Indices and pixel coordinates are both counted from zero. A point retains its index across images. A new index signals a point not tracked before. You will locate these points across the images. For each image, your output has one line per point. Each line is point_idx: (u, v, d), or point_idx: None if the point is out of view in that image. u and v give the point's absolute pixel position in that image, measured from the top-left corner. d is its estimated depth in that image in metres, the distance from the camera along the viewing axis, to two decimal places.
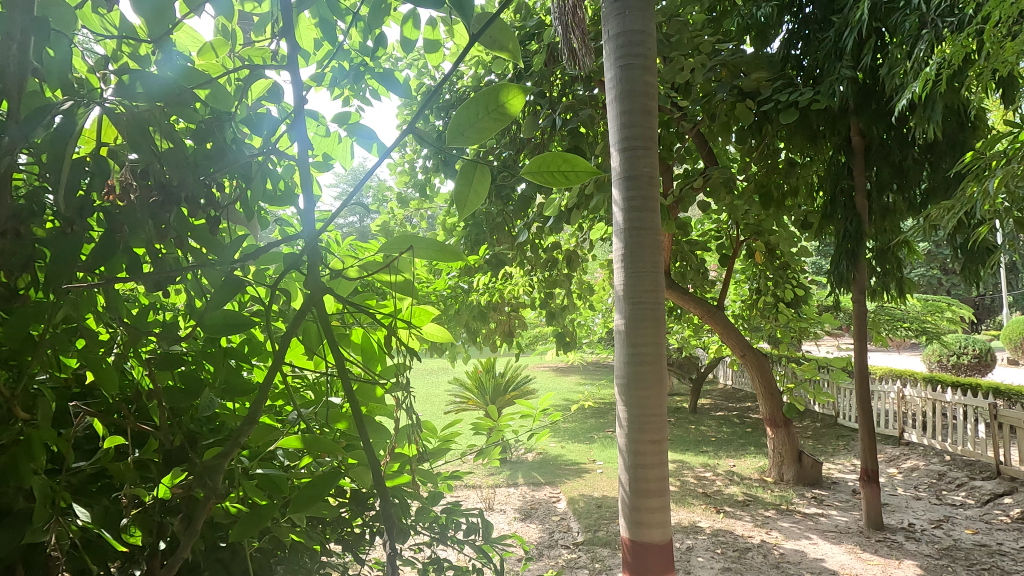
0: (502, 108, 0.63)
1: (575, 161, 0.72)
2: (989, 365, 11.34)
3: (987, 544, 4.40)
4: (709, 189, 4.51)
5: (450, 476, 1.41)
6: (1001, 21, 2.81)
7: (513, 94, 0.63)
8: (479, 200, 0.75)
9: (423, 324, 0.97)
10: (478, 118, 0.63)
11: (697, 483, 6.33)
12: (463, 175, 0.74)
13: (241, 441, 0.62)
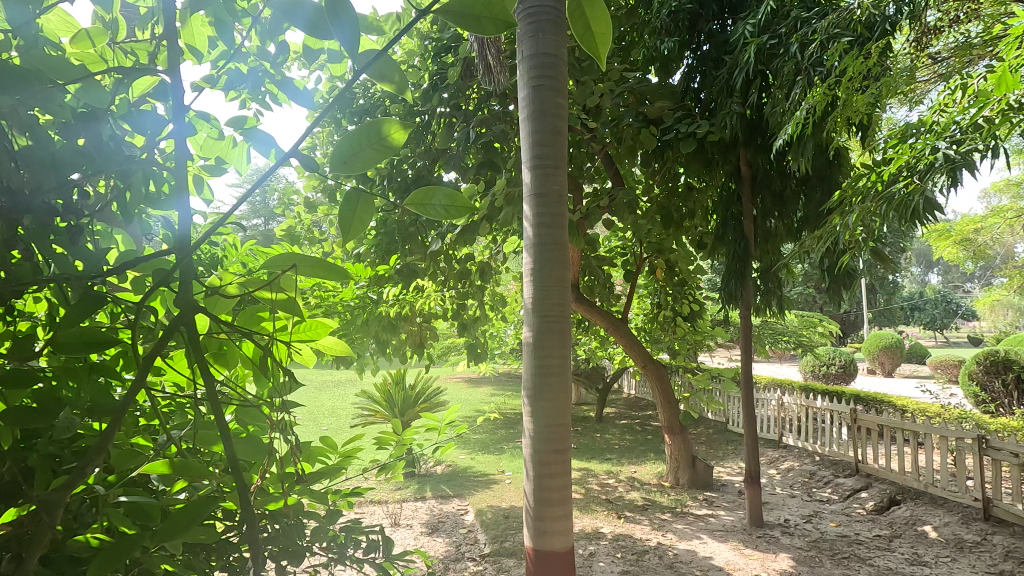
0: (387, 141, 0.61)
1: (461, 200, 0.77)
2: (852, 375, 12.74)
3: (848, 535, 4.94)
4: (614, 209, 4.76)
5: (351, 492, 1.36)
6: (854, 75, 3.30)
7: (396, 129, 0.61)
8: (367, 229, 0.68)
9: (320, 338, 0.97)
10: (360, 149, 0.60)
11: (600, 490, 6.57)
12: (348, 201, 0.66)
13: (89, 471, 0.58)
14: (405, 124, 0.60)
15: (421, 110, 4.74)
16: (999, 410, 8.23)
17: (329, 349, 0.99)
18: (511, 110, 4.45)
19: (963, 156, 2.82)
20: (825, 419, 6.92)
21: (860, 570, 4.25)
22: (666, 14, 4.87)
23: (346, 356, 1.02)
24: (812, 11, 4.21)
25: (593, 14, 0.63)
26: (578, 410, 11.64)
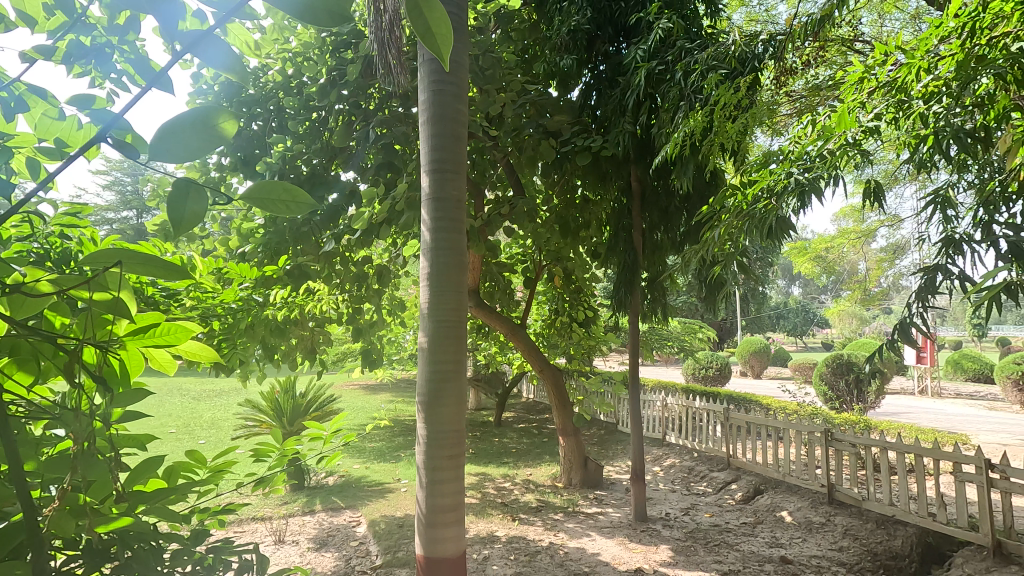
0: (214, 128, 0.55)
1: (299, 196, 0.63)
2: (726, 377, 13.96)
3: (719, 524, 5.40)
4: (514, 217, 4.86)
5: (222, 510, 1.25)
6: (725, 104, 3.71)
7: (227, 120, 0.55)
8: (198, 224, 0.61)
9: (181, 343, 0.87)
10: (176, 136, 0.53)
11: (497, 493, 6.63)
12: (175, 190, 0.59)
13: None
14: (236, 114, 0.55)
15: (318, 105, 4.55)
16: (843, 406, 9.41)
17: (192, 355, 0.90)
18: (413, 112, 4.41)
19: (811, 183, 3.21)
20: (702, 418, 7.50)
21: (728, 555, 4.65)
22: (565, 32, 5.09)
23: (212, 362, 0.91)
24: (695, 43, 4.63)
25: (436, 14, 0.47)
26: (477, 415, 11.69)
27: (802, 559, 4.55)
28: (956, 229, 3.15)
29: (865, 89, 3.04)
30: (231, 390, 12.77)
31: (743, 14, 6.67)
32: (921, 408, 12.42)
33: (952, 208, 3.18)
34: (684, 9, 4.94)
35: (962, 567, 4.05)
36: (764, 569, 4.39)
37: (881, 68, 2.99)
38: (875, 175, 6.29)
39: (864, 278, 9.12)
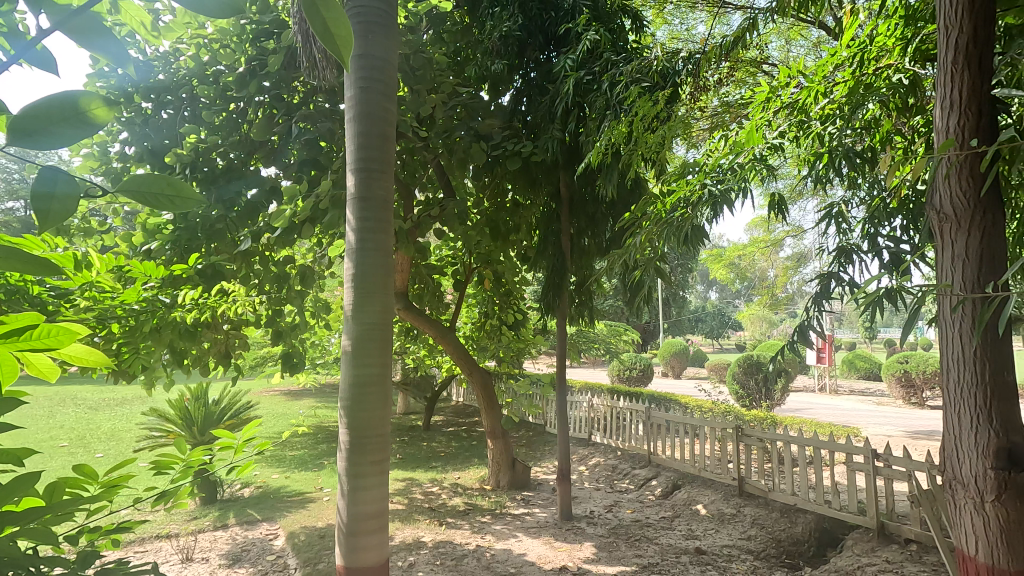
0: (85, 114, 0.58)
1: (187, 192, 0.62)
2: (649, 377, 14.53)
3: (640, 519, 5.62)
4: (444, 219, 4.84)
5: (117, 527, 1.15)
6: (643, 117, 3.91)
7: (99, 107, 0.59)
8: (66, 219, 0.56)
9: (64, 347, 0.80)
10: (55, 120, 0.56)
11: (424, 498, 6.54)
12: (42, 179, 0.55)
13: None
14: (108, 102, 0.59)
15: (236, 96, 4.31)
16: (753, 404, 10.05)
17: (77, 359, 0.83)
18: (339, 108, 4.29)
19: (722, 195, 3.43)
20: (626, 417, 7.76)
21: (648, 549, 4.85)
22: (497, 37, 5.14)
23: (103, 367, 0.85)
24: (620, 56, 4.83)
25: (335, 16, 0.56)
26: (405, 420, 11.47)
27: (715, 549, 4.82)
28: (848, 240, 3.46)
29: (770, 108, 3.28)
30: (135, 398, 11.80)
31: (666, 31, 6.98)
32: (820, 405, 13.50)
33: (845, 220, 3.49)
34: (611, 23, 5.13)
35: (852, 548, 4.45)
36: (680, 560, 4.61)
37: (785, 90, 3.23)
38: (781, 189, 6.80)
39: (772, 284, 9.81)
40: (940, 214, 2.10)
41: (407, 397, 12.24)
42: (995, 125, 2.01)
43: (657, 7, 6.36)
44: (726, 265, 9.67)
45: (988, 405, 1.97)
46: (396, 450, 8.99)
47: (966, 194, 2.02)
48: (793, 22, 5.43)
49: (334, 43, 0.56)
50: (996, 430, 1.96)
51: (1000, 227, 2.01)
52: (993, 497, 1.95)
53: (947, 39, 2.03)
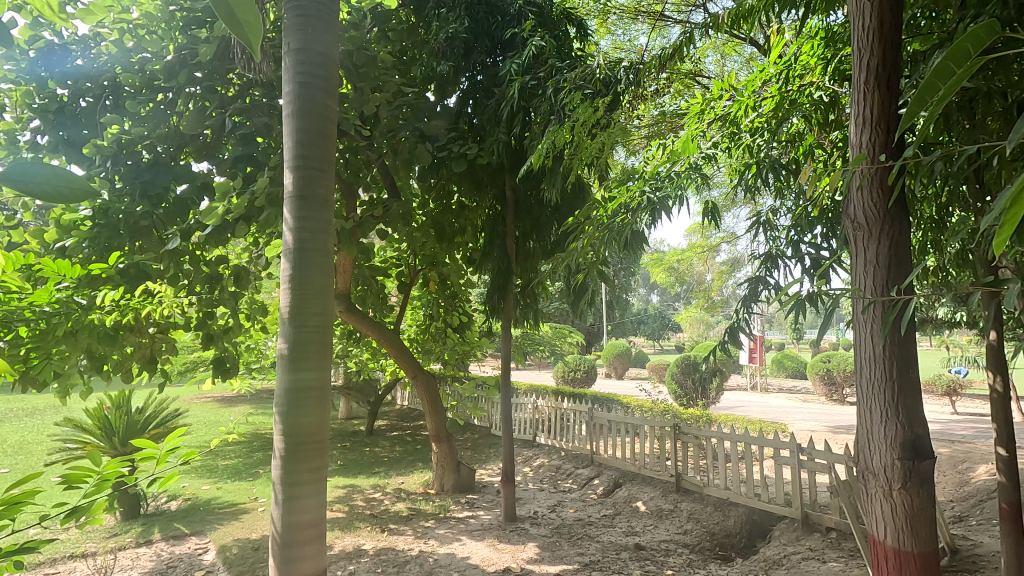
0: None
1: (73, 186, 0.66)
2: (592, 378, 14.81)
3: (583, 518, 5.73)
4: (388, 219, 4.77)
5: (20, 550, 1.05)
6: (583, 123, 4.01)
7: None
8: None
9: None
10: None
11: (365, 505, 6.39)
12: None
13: None
14: None
15: (164, 86, 4.08)
16: (690, 402, 10.43)
17: None
18: (278, 104, 4.15)
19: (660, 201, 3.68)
20: (569, 418, 7.87)
21: (590, 547, 4.94)
22: (443, 38, 5.12)
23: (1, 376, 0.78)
24: (564, 63, 4.93)
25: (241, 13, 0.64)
26: (347, 425, 11.18)
27: (653, 544, 4.97)
28: (775, 246, 3.65)
29: (705, 119, 3.48)
30: (48, 408, 10.92)
31: (609, 41, 7.15)
32: (752, 402, 14.18)
33: (773, 227, 3.69)
34: (556, 30, 5.22)
35: (779, 538, 4.70)
36: (620, 557, 4.71)
37: (718, 102, 3.42)
38: (717, 197, 7.11)
39: (709, 288, 10.24)
40: (854, 222, 2.27)
41: (349, 402, 11.93)
42: (902, 141, 2.18)
43: (601, 17, 6.52)
44: (666, 269, 10.01)
45: (896, 401, 2.13)
46: (337, 456, 8.74)
47: (877, 205, 2.18)
48: (727, 38, 5.70)
49: (245, 33, 0.64)
50: (903, 423, 2.11)
51: (906, 235, 2.17)
52: (900, 486, 2.10)
53: (860, 60, 2.18)
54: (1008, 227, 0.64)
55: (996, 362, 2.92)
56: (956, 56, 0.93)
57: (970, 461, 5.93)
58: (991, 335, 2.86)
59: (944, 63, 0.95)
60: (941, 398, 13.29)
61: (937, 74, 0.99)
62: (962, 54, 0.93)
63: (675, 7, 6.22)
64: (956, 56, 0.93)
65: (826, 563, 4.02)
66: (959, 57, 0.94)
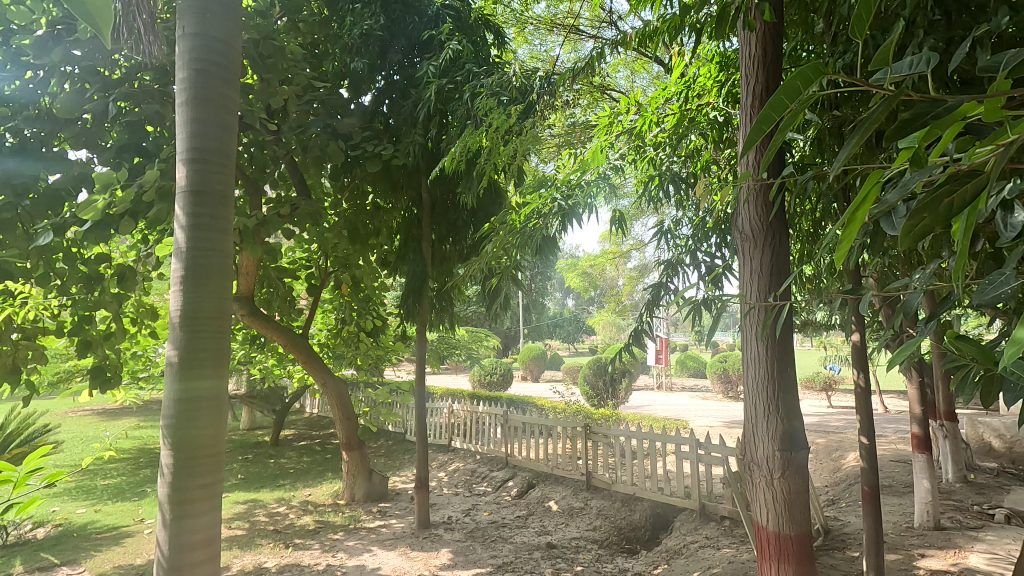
0: None
1: None
2: (508, 381, 14.94)
3: (497, 520, 5.77)
4: (296, 219, 4.56)
5: None
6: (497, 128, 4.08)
7: None
8: None
9: None
10: None
11: (268, 521, 6.03)
12: None
13: None
14: None
15: (35, 63, 3.65)
16: (601, 403, 10.82)
17: None
18: (172, 91, 3.85)
19: (570, 208, 3.85)
20: (485, 422, 7.90)
21: (503, 549, 4.98)
22: (357, 35, 5.00)
23: None
24: (481, 68, 4.99)
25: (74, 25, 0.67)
26: (250, 436, 10.51)
27: (565, 542, 5.10)
28: (676, 253, 3.89)
29: (613, 131, 3.68)
30: None
31: (527, 50, 7.32)
32: (658, 401, 14.96)
33: (674, 236, 3.92)
34: (474, 35, 5.27)
35: (680, 528, 4.99)
36: (532, 556, 4.79)
37: (624, 116, 3.63)
38: (626, 206, 7.45)
39: (619, 292, 10.70)
40: (742, 234, 2.46)
41: (252, 411, 11.23)
42: (782, 160, 2.40)
43: (518, 26, 6.65)
44: (579, 274, 10.35)
45: (776, 397, 2.34)
46: (237, 469, 8.19)
47: (760, 218, 2.40)
48: (636, 56, 6.02)
49: (94, 17, 0.55)
50: (781, 418, 2.32)
51: (785, 245, 2.39)
52: (781, 474, 2.30)
53: (746, 86, 2.36)
54: (852, 228, 0.78)
55: (859, 359, 3.28)
56: (781, 95, 0.93)
57: (841, 449, 6.63)
58: (854, 335, 3.22)
59: (771, 102, 0.94)
60: (819, 392, 14.75)
61: (763, 116, 0.98)
62: (788, 94, 0.94)
63: (589, 23, 6.48)
64: (781, 95, 0.93)
65: (720, 549, 4.31)
66: (779, 102, 0.96)
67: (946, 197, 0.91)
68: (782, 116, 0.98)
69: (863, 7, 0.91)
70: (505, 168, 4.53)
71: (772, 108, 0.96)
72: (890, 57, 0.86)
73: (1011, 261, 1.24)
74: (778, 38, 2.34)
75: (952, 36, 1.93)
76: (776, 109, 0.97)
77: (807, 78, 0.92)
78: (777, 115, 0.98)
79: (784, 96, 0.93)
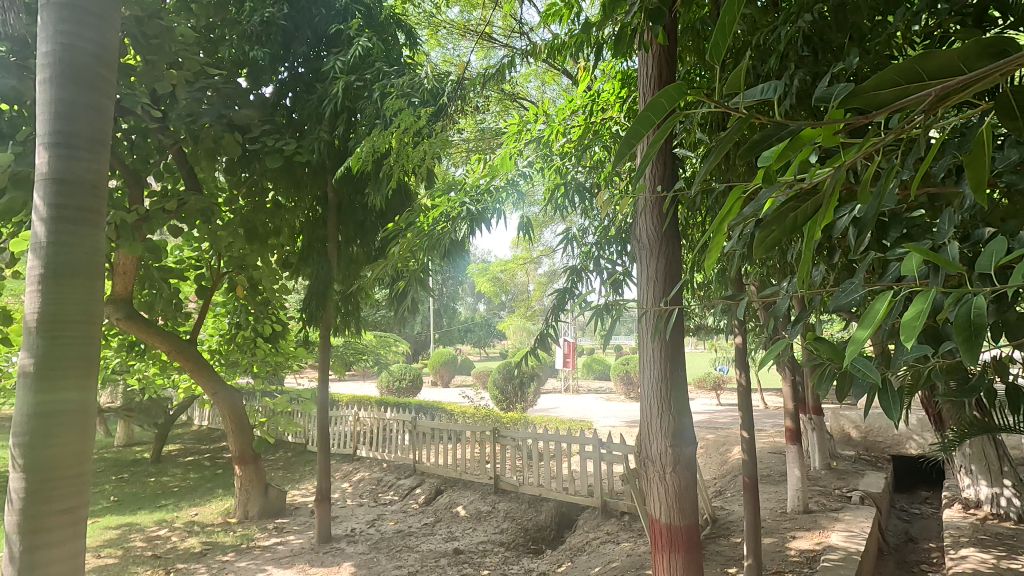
0: None
1: None
2: (418, 386, 14.68)
3: (402, 529, 5.64)
4: (183, 215, 4.20)
5: None
6: (406, 130, 4.04)
7: None
8: None
9: None
10: None
11: (145, 546, 5.47)
12: None
13: None
14: None
15: None
16: (510, 406, 10.93)
17: None
18: (33, 65, 3.40)
19: (478, 213, 3.95)
20: (392, 428, 7.70)
21: (408, 558, 4.87)
22: (257, 22, 4.71)
23: None
24: (391, 68, 4.97)
25: None
26: (126, 454, 9.49)
27: (471, 547, 5.08)
28: (581, 260, 4.03)
29: (522, 139, 3.88)
30: None
31: (439, 53, 7.28)
32: (565, 403, 15.41)
33: (579, 243, 4.05)
34: (384, 34, 5.17)
35: (583, 526, 5.15)
36: (438, 564, 4.73)
37: (533, 125, 3.83)
38: (536, 212, 7.63)
39: (529, 297, 10.91)
40: (640, 242, 2.60)
41: (130, 425, 10.15)
42: (676, 175, 2.57)
43: (431, 28, 6.61)
44: (490, 279, 10.42)
45: (667, 396, 2.50)
46: (109, 490, 7.35)
47: (655, 228, 2.55)
48: (546, 68, 6.20)
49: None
50: (672, 416, 2.48)
51: (678, 254, 2.56)
52: (671, 469, 2.45)
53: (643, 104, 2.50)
54: None
55: (741, 360, 3.57)
56: (648, 113, 0.97)
57: (728, 443, 7.19)
58: (737, 337, 3.51)
59: (639, 117, 0.98)
60: (710, 391, 15.92)
61: (632, 130, 1.01)
62: (654, 111, 0.98)
63: (502, 31, 6.59)
64: (648, 111, 0.96)
65: (620, 544, 4.50)
66: (647, 119, 1.00)
67: (792, 212, 1.01)
68: (651, 131, 1.01)
69: (720, 34, 0.97)
70: (415, 170, 4.47)
71: (642, 123, 1.00)
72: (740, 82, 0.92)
73: (860, 271, 1.41)
74: (672, 60, 2.47)
75: (817, 72, 2.15)
76: (646, 125, 1.01)
77: (673, 99, 0.97)
78: (647, 131, 1.02)
79: (652, 113, 0.97)
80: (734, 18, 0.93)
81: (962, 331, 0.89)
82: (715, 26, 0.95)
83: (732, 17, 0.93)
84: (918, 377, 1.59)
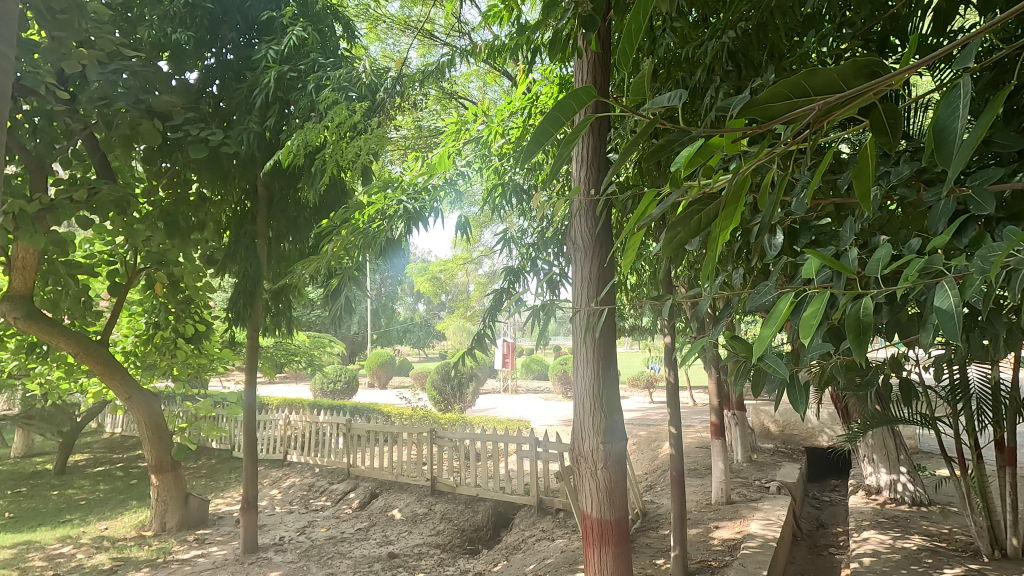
0: None
1: None
2: (354, 388, 14.28)
3: (334, 535, 5.48)
4: (94, 205, 3.89)
5: None
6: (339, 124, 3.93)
7: None
8: None
9: None
10: None
11: (45, 565, 5.01)
12: None
13: None
14: None
15: None
16: (448, 407, 10.86)
17: None
18: None
19: (416, 212, 3.94)
20: (325, 432, 7.46)
21: (340, 565, 4.74)
22: (180, 3, 4.44)
23: None
24: (327, 60, 4.88)
25: None
26: (24, 465, 8.67)
27: (406, 551, 5.01)
28: (519, 260, 4.05)
29: (462, 138, 3.90)
30: None
31: (379, 47, 7.16)
32: (504, 403, 15.50)
33: (517, 243, 4.08)
34: (320, 24, 5.02)
35: (519, 525, 5.19)
36: (372, 569, 4.64)
37: (471, 125, 3.86)
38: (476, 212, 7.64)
39: (469, 297, 10.89)
40: (574, 243, 2.65)
41: (29, 434, 9.28)
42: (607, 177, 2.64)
43: (371, 22, 6.50)
44: (429, 278, 10.31)
45: (597, 395, 2.56)
46: (4, 506, 6.68)
47: (589, 229, 2.60)
48: (487, 68, 6.23)
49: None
50: (602, 415, 2.54)
51: (609, 256, 2.62)
52: (602, 466, 2.52)
53: None
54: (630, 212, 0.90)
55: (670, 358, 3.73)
56: (557, 114, 0.99)
57: (658, 440, 7.47)
58: (665, 338, 3.66)
59: (550, 115, 0.99)
60: (644, 389, 16.49)
61: (546, 128, 1.02)
62: (565, 111, 0.99)
63: (443, 29, 6.57)
64: (558, 110, 0.98)
65: (554, 540, 4.58)
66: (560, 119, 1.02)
67: (697, 214, 1.07)
68: (564, 130, 1.04)
69: (627, 43, 1.04)
70: (350, 166, 4.37)
71: (551, 123, 1.01)
72: (646, 87, 1.04)
73: (772, 274, 1.50)
74: (606, 66, 2.51)
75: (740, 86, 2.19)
76: (555, 125, 1.02)
77: (580, 100, 0.99)
78: (560, 129, 1.04)
79: (560, 114, 0.99)
80: (639, 28, 0.99)
81: (852, 330, 0.96)
82: (622, 35, 1.01)
83: (636, 26, 0.98)
84: (823, 376, 1.70)
